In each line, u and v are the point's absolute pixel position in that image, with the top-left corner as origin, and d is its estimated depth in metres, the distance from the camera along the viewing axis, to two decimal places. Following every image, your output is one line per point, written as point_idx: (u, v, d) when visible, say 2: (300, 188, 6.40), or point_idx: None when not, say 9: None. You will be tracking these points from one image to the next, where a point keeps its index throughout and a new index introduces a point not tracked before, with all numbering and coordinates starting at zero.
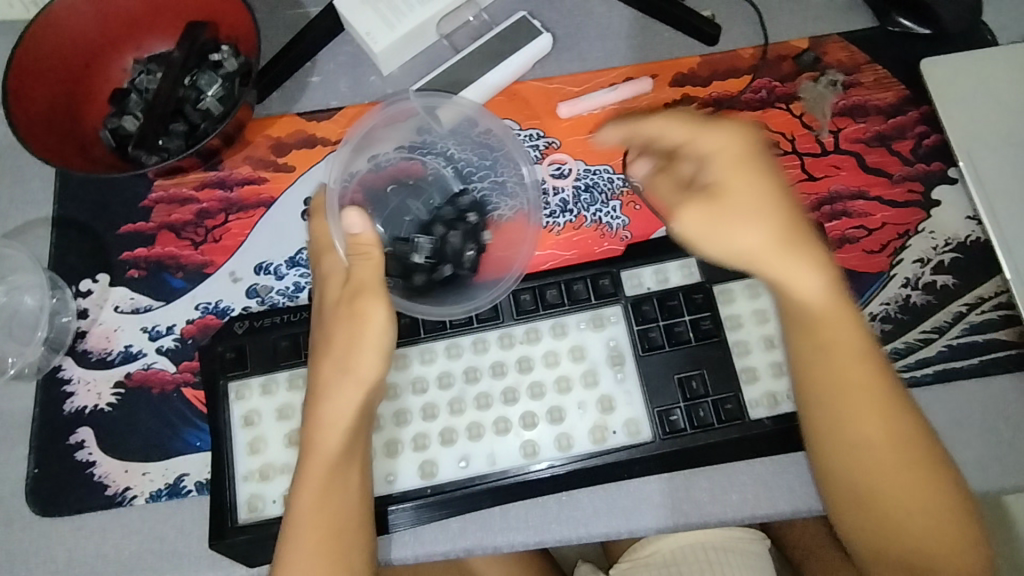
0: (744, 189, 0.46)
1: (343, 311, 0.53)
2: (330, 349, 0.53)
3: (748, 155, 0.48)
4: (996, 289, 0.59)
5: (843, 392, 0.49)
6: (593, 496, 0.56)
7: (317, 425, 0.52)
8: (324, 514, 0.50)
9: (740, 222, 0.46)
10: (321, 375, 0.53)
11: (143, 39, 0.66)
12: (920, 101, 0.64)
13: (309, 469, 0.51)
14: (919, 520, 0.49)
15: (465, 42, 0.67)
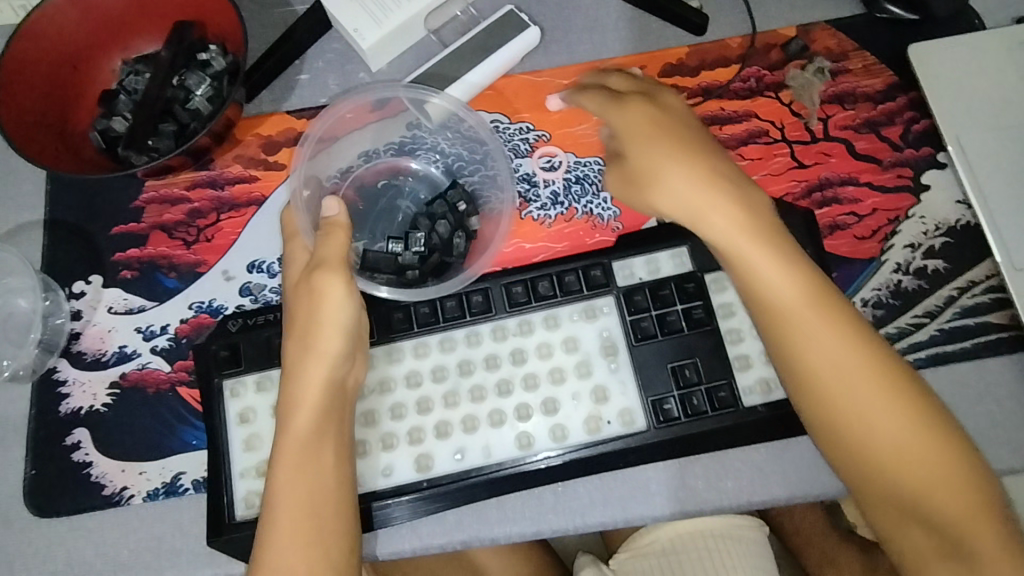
0: (644, 143, 0.55)
1: (307, 291, 0.55)
2: (299, 329, 0.54)
3: (646, 114, 0.56)
4: (988, 273, 0.59)
5: (806, 346, 0.49)
6: (589, 486, 0.56)
7: (287, 410, 0.52)
8: (297, 499, 0.50)
9: (649, 173, 0.54)
10: (291, 356, 0.54)
11: (131, 40, 0.66)
12: (908, 87, 0.65)
13: (281, 454, 0.51)
14: (925, 469, 0.47)
15: (453, 36, 0.67)
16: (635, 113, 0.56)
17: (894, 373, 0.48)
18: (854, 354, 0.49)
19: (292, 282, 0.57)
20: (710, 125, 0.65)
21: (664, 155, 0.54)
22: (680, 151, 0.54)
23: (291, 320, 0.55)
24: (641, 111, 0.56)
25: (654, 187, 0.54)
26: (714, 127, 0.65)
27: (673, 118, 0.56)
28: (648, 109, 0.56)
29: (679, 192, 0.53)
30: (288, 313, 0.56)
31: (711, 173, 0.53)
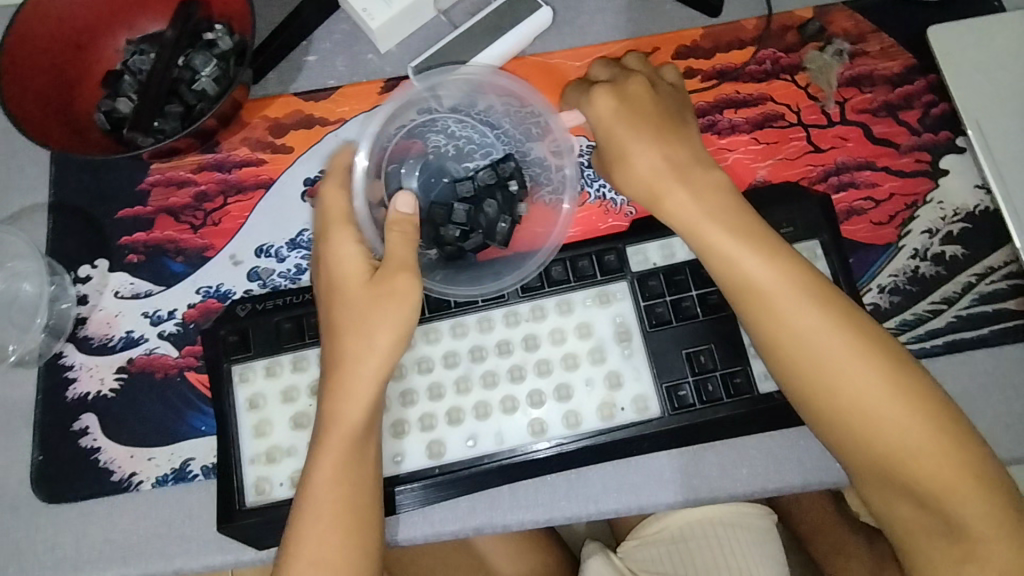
0: (608, 128, 0.54)
1: (370, 287, 0.52)
2: (356, 324, 0.51)
3: (609, 96, 0.55)
4: (1006, 259, 0.58)
5: (783, 321, 0.48)
6: (602, 473, 0.55)
7: (340, 400, 0.50)
8: (343, 491, 0.49)
9: (612, 159, 0.54)
10: (344, 351, 0.51)
11: (135, 19, 0.64)
12: (927, 70, 0.63)
13: (329, 444, 0.49)
14: (913, 445, 0.46)
15: (463, 17, 0.66)
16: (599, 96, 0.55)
17: (874, 344, 0.47)
18: (833, 327, 0.48)
19: (341, 272, 0.53)
20: (725, 108, 0.63)
21: (625, 141, 0.53)
22: (648, 136, 0.53)
23: (341, 311, 0.52)
24: (608, 96, 0.55)
25: (620, 173, 0.54)
26: (729, 111, 0.63)
27: (643, 100, 0.54)
28: (613, 90, 0.55)
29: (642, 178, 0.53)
30: (333, 304, 0.53)
31: (675, 156, 0.52)
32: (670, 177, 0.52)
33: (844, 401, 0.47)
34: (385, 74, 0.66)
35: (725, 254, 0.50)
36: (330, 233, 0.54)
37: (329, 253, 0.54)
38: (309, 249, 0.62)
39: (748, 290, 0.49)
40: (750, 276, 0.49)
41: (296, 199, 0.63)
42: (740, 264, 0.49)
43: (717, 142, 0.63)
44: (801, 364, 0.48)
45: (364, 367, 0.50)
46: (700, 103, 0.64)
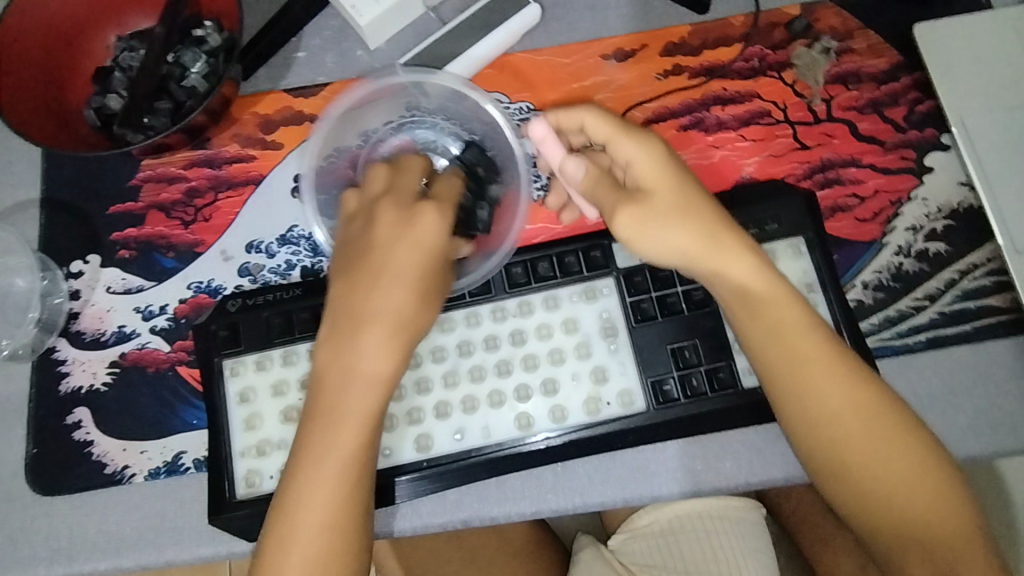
0: (662, 189, 0.49)
1: (441, 273, 0.51)
2: (420, 294, 0.49)
3: (664, 155, 0.50)
4: (989, 255, 0.59)
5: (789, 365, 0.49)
6: (587, 466, 0.56)
7: (380, 356, 0.48)
8: (363, 452, 0.48)
9: (664, 216, 0.49)
10: (396, 315, 0.48)
11: (124, 15, 0.65)
12: (913, 67, 0.64)
13: (363, 402, 0.48)
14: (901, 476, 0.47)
15: (452, 13, 0.66)
16: (651, 149, 0.50)
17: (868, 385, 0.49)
18: (869, 408, 0.48)
19: (427, 242, 0.50)
20: (712, 105, 0.64)
21: (683, 208, 0.49)
22: (692, 195, 0.50)
23: (414, 275, 0.49)
24: (657, 145, 0.51)
25: (671, 228, 0.49)
26: (716, 108, 0.64)
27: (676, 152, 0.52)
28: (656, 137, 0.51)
29: (688, 245, 0.49)
30: (405, 270, 0.49)
31: (724, 224, 0.50)
32: (722, 242, 0.49)
33: (868, 477, 0.48)
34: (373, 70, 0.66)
35: (755, 325, 0.50)
36: (440, 204, 0.51)
37: (429, 220, 0.50)
38: (299, 245, 0.62)
39: (781, 362, 0.49)
40: (781, 349, 0.49)
41: (286, 195, 0.63)
42: (778, 339, 0.49)
43: (704, 139, 0.63)
44: (828, 438, 0.48)
45: (413, 331, 0.49)
46: (688, 100, 0.64)
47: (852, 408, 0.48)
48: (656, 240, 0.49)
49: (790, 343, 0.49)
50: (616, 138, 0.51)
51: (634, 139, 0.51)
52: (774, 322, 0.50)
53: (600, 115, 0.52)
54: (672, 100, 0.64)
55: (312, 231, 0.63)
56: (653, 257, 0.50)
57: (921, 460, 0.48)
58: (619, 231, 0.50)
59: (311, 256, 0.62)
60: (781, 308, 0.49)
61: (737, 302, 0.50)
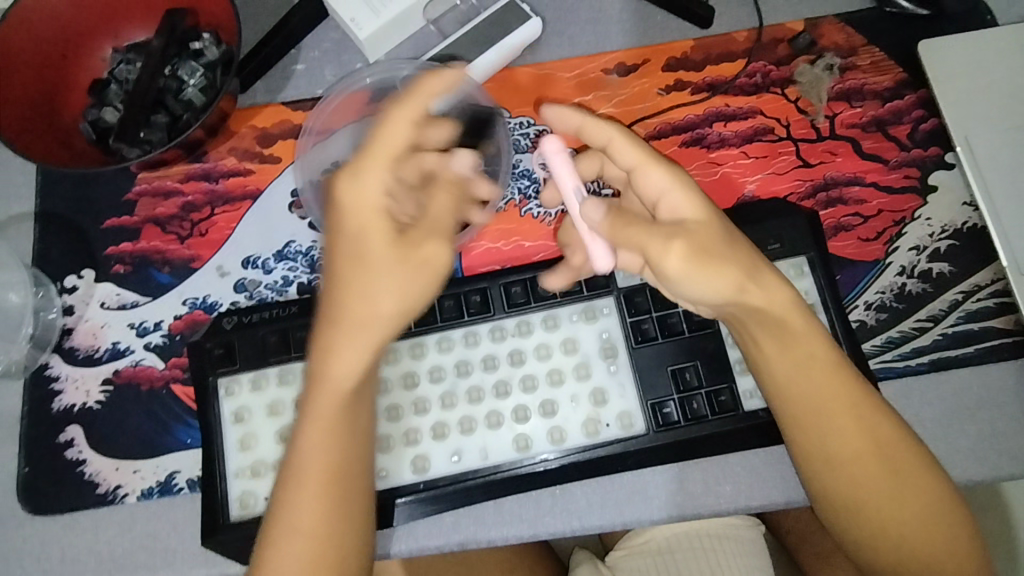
0: (704, 224, 0.47)
1: (397, 249, 0.45)
2: (368, 279, 0.45)
3: (695, 187, 0.49)
4: (993, 277, 0.58)
5: (792, 385, 0.49)
6: (586, 489, 0.56)
7: (333, 349, 0.45)
8: (330, 451, 0.47)
9: (713, 252, 0.46)
10: (347, 308, 0.45)
11: (121, 27, 0.64)
12: (918, 84, 0.63)
13: (319, 399, 0.46)
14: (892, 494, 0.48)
15: (453, 26, 0.66)
16: (684, 180, 0.48)
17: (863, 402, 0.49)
18: (866, 427, 0.48)
19: (363, 220, 0.45)
20: (715, 122, 0.63)
21: (722, 244, 0.46)
22: (728, 230, 0.48)
23: (371, 256, 0.45)
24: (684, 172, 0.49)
25: (716, 258, 0.46)
26: (718, 124, 0.63)
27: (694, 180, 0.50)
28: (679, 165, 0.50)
29: (735, 282, 0.46)
30: (353, 252, 0.45)
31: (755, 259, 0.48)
32: (762, 278, 0.47)
33: (876, 517, 0.48)
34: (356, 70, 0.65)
35: (784, 364, 0.49)
36: (362, 168, 0.45)
37: (349, 191, 0.45)
38: (296, 261, 0.62)
39: (806, 401, 0.48)
40: (808, 386, 0.48)
41: (283, 210, 0.63)
42: (804, 379, 0.48)
43: (706, 156, 0.63)
44: (844, 477, 0.48)
45: (367, 323, 0.45)
46: (689, 116, 0.64)
47: (871, 449, 0.48)
48: (708, 279, 0.45)
49: (817, 381, 0.48)
50: (644, 166, 0.49)
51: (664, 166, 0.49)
52: (786, 346, 0.48)
53: (627, 138, 0.50)
54: (673, 116, 0.64)
55: (308, 246, 0.62)
56: (703, 297, 0.46)
57: (930, 502, 0.48)
58: (664, 264, 0.46)
59: (307, 272, 0.61)
60: (812, 345, 0.48)
61: (767, 336, 0.49)
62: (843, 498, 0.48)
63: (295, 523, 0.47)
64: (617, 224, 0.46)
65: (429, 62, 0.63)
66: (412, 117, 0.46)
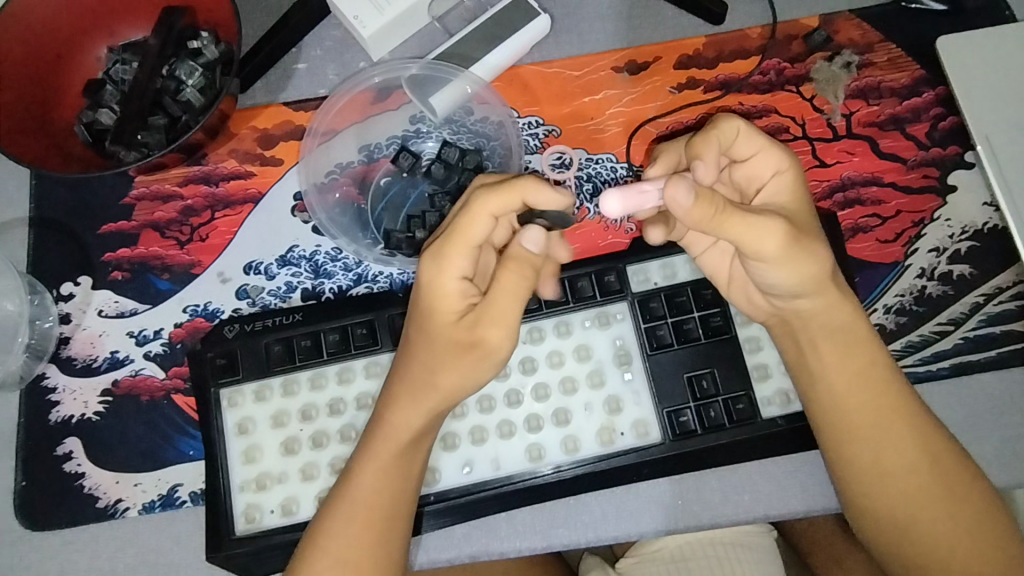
0: (797, 212, 0.49)
1: (461, 332, 0.47)
2: (434, 353, 0.48)
3: (800, 173, 0.49)
4: (1015, 279, 0.57)
5: (839, 394, 0.49)
6: (600, 499, 0.55)
7: (394, 411, 0.48)
8: (380, 497, 0.47)
9: (807, 239, 0.47)
10: (411, 375, 0.48)
11: (116, 25, 0.62)
12: (935, 81, 0.62)
13: (375, 449, 0.48)
14: (937, 511, 0.47)
15: (458, 23, 0.64)
16: (795, 170, 0.49)
17: (908, 415, 0.49)
18: (910, 441, 0.48)
19: (434, 298, 0.47)
20: None
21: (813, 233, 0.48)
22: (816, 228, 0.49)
23: (437, 322, 0.48)
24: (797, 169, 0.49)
25: (806, 249, 0.46)
26: None
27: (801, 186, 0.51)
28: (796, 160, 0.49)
29: (819, 275, 0.48)
30: (423, 326, 0.48)
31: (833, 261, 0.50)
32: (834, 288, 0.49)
33: (920, 535, 0.47)
34: (360, 70, 0.63)
35: (840, 374, 0.49)
36: (440, 249, 0.46)
37: (430, 271, 0.47)
38: (299, 267, 0.60)
39: (861, 412, 0.49)
40: (863, 398, 0.49)
41: (286, 214, 0.61)
42: (858, 390, 0.49)
43: None
44: (891, 491, 0.48)
45: (427, 394, 0.48)
46: (702, 115, 0.62)
47: (921, 466, 0.48)
48: (796, 265, 0.46)
49: (872, 394, 0.49)
50: (766, 152, 0.49)
51: (784, 155, 0.49)
52: (832, 354, 0.50)
53: (755, 132, 0.48)
54: (685, 115, 0.62)
55: (312, 251, 0.60)
56: (784, 281, 0.48)
57: (975, 519, 0.47)
58: (762, 248, 0.45)
59: (311, 278, 0.60)
60: (870, 358, 0.49)
61: (827, 347, 0.50)
62: (887, 513, 0.48)
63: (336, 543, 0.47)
64: (706, 213, 0.43)
65: (435, 61, 0.61)
66: (495, 210, 0.45)
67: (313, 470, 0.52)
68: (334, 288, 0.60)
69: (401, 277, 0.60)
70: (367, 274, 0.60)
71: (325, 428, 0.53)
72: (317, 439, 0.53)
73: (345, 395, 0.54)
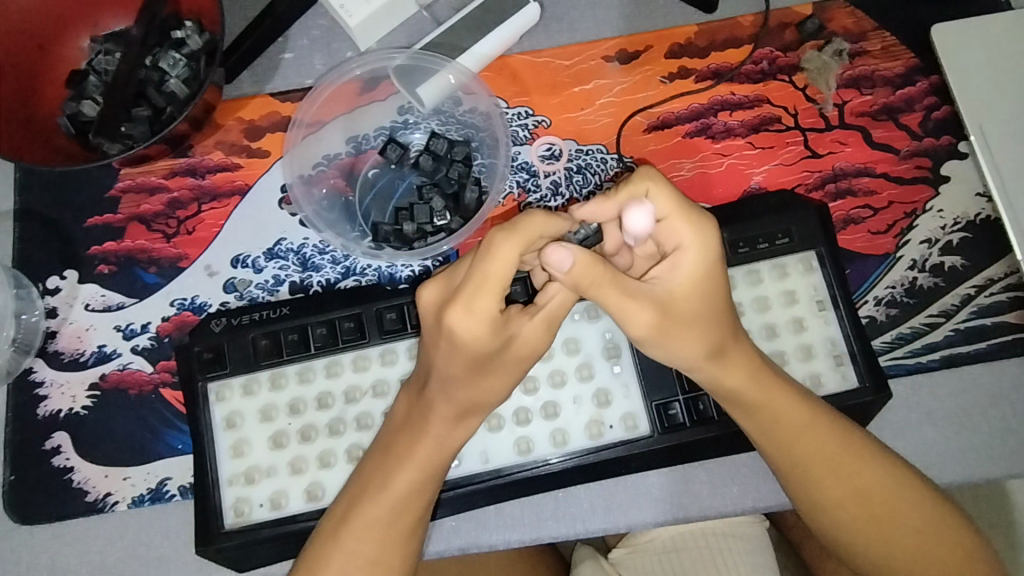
0: (687, 297, 0.45)
1: (514, 356, 0.45)
2: (480, 380, 0.46)
3: (713, 254, 0.44)
4: (1006, 270, 0.57)
5: (777, 432, 0.48)
6: (589, 491, 0.55)
7: (445, 428, 0.48)
8: (410, 504, 0.48)
9: (687, 321, 0.45)
10: (463, 400, 0.47)
11: (99, 14, 0.61)
12: (930, 71, 0.61)
13: (418, 458, 0.48)
14: (899, 517, 0.47)
15: (447, 12, 0.63)
16: (707, 247, 0.44)
17: (842, 436, 0.48)
18: (849, 461, 0.48)
19: (473, 344, 0.44)
20: (720, 110, 0.61)
21: (702, 318, 0.45)
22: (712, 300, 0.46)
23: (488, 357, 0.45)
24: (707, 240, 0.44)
25: (681, 335, 0.46)
26: (724, 113, 0.61)
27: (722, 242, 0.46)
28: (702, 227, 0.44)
29: (701, 349, 0.46)
30: (465, 364, 0.45)
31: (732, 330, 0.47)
32: (729, 357, 0.47)
33: (876, 555, 0.48)
34: (346, 59, 0.62)
35: (766, 417, 0.48)
36: (470, 294, 0.43)
37: (461, 322, 0.43)
38: (287, 260, 0.59)
39: (790, 454, 0.48)
40: (783, 446, 0.48)
41: (273, 206, 0.60)
42: (796, 428, 0.48)
43: (711, 146, 0.60)
44: (847, 510, 0.48)
45: (481, 406, 0.48)
46: (694, 105, 0.61)
47: (857, 493, 0.48)
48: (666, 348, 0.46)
49: (791, 441, 0.48)
50: (670, 219, 0.44)
51: (692, 226, 0.44)
52: (767, 402, 0.48)
53: (665, 193, 0.43)
54: (676, 105, 0.61)
55: (300, 244, 0.60)
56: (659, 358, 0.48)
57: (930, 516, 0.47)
58: (629, 327, 0.45)
59: (300, 271, 0.59)
60: (778, 410, 0.48)
61: (734, 408, 0.49)
62: (844, 532, 0.48)
63: (353, 545, 0.47)
64: (586, 278, 0.42)
65: (423, 50, 0.60)
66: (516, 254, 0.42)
67: (302, 464, 0.52)
68: (322, 281, 0.59)
69: (389, 269, 0.59)
70: (355, 266, 0.59)
71: (314, 422, 0.53)
72: (305, 433, 0.53)
73: (333, 389, 0.54)
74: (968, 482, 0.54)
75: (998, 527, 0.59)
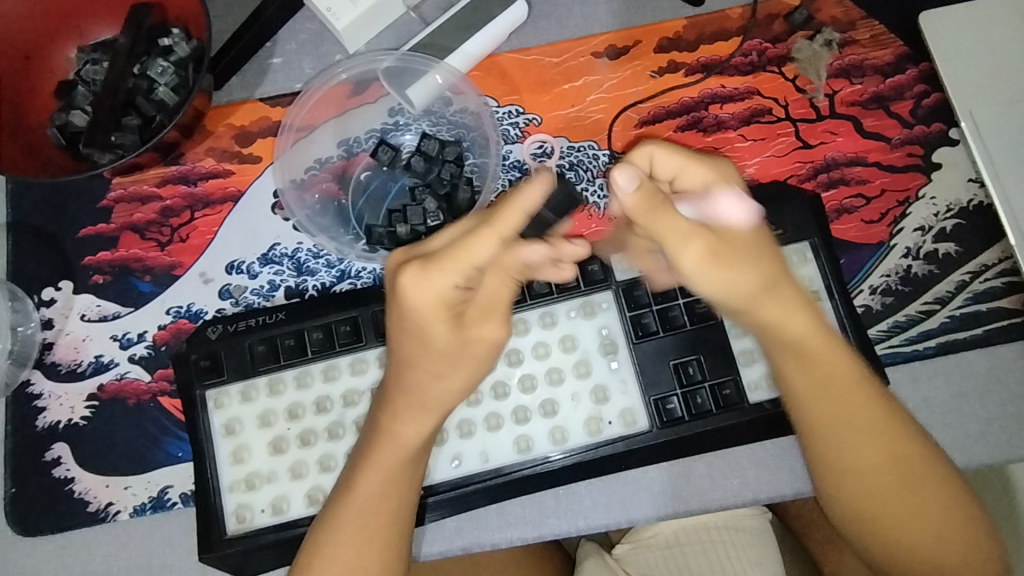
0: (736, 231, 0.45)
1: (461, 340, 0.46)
2: (433, 359, 0.46)
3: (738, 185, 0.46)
4: (1000, 255, 0.57)
5: (815, 392, 0.47)
6: (590, 487, 0.55)
7: (402, 421, 0.48)
8: (385, 502, 0.48)
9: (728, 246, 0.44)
10: (419, 388, 0.47)
11: (85, 24, 0.61)
12: (919, 58, 0.61)
13: (379, 459, 0.48)
14: (911, 493, 0.47)
15: (435, 12, 0.63)
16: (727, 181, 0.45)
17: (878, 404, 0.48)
18: (878, 432, 0.48)
19: (426, 314, 0.44)
20: (711, 104, 0.61)
21: (747, 261, 0.44)
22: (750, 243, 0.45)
23: (439, 333, 0.45)
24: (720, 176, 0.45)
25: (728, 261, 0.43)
26: (715, 106, 0.61)
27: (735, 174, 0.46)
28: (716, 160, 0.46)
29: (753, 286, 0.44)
30: (420, 339, 0.45)
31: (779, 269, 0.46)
32: (779, 297, 0.45)
33: (887, 526, 0.48)
34: (335, 61, 0.62)
35: (805, 373, 0.47)
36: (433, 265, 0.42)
37: (415, 289, 0.43)
38: (282, 265, 0.59)
39: (817, 418, 0.48)
40: (819, 409, 0.47)
41: (266, 211, 0.60)
42: (829, 389, 0.47)
43: (702, 140, 0.60)
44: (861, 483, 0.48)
45: (437, 404, 0.47)
46: (684, 98, 0.61)
47: (881, 466, 0.47)
48: (723, 281, 0.43)
49: (825, 403, 0.47)
50: (688, 166, 0.45)
51: (708, 168, 0.45)
52: (814, 364, 0.47)
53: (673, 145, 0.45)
54: (666, 100, 0.61)
55: (294, 248, 0.60)
56: (719, 299, 0.44)
57: (940, 499, 0.47)
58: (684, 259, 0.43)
59: (294, 276, 0.59)
60: (820, 363, 0.47)
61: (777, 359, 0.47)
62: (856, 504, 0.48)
63: (351, 533, 0.47)
64: (648, 207, 0.42)
65: (410, 52, 0.60)
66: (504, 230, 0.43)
67: (303, 468, 0.52)
68: (317, 284, 0.59)
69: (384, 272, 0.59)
70: (350, 270, 0.59)
71: (313, 427, 0.53)
72: (305, 438, 0.53)
73: (331, 393, 0.54)
74: (966, 468, 0.54)
75: (1002, 512, 0.59)
